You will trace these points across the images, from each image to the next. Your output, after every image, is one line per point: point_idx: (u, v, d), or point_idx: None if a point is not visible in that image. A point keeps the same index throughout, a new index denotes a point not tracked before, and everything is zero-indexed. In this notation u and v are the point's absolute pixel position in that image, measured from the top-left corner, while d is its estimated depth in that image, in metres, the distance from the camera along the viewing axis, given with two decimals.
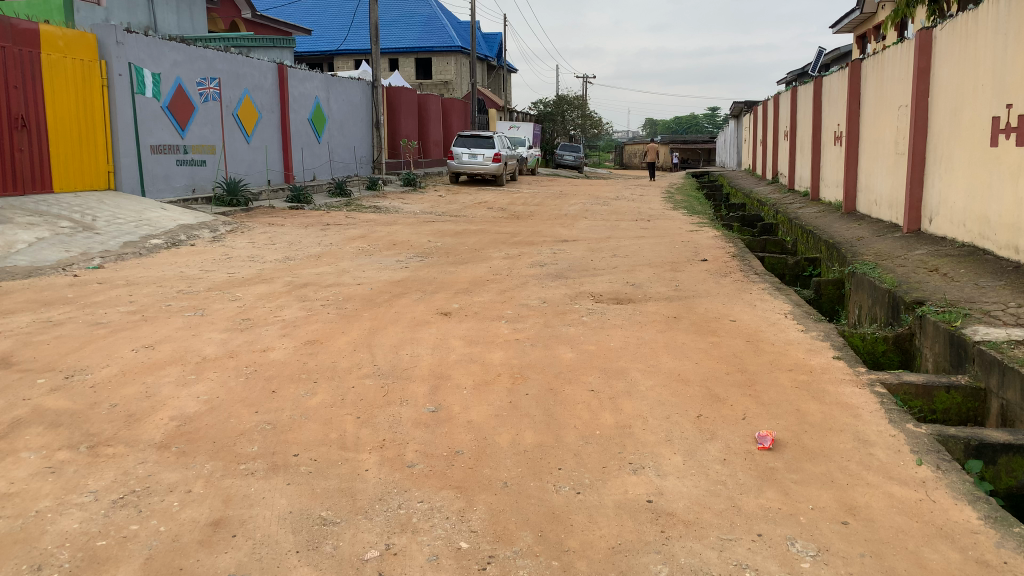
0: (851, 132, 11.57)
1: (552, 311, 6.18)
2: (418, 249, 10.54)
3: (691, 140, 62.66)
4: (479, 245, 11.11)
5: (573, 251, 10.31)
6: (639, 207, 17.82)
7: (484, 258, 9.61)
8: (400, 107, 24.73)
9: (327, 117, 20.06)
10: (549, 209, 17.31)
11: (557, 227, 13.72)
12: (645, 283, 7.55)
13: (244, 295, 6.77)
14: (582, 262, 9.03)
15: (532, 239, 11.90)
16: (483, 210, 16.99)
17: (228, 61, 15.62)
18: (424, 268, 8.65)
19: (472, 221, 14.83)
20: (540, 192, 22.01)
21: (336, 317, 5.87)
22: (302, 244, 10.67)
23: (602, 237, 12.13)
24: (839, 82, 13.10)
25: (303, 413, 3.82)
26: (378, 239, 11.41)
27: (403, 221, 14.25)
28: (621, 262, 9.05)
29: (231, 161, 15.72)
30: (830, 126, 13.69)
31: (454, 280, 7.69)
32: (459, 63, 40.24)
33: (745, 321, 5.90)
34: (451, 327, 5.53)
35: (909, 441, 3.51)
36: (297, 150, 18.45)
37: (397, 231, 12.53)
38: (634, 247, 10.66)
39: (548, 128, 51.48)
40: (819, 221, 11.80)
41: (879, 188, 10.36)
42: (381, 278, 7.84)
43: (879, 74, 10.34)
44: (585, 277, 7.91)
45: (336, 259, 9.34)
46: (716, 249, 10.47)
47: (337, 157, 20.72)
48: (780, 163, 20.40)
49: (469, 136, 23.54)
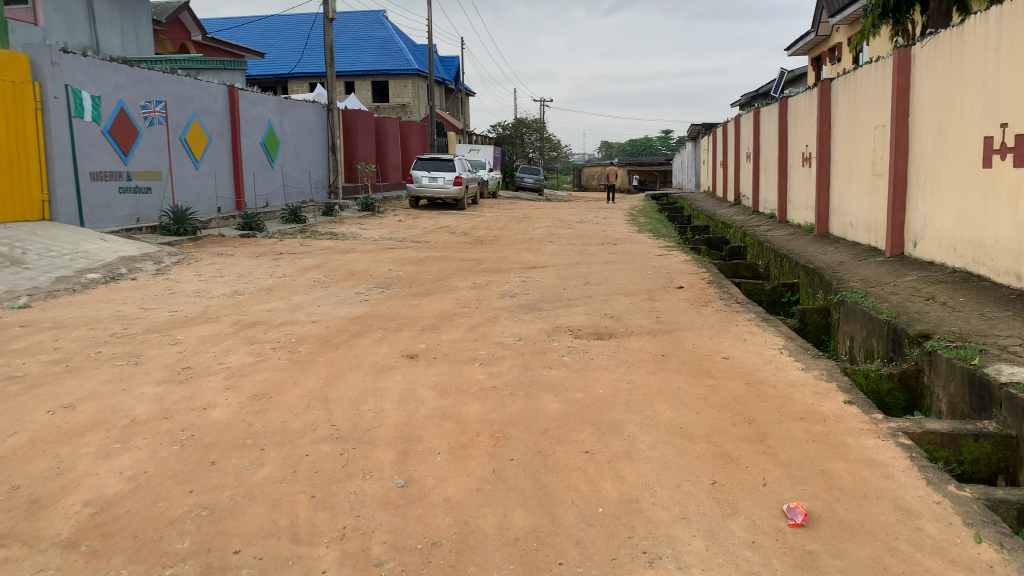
0: (822, 154, 11.33)
1: (530, 350, 5.64)
2: (378, 279, 9.95)
3: (648, 162, 63.09)
4: (442, 273, 10.57)
5: (541, 279, 9.82)
6: (604, 230, 17.45)
7: (449, 289, 9.07)
8: (357, 130, 24.10)
9: (281, 140, 19.35)
10: (513, 233, 16.84)
11: (523, 252, 13.24)
12: (623, 314, 7.07)
13: (186, 338, 6.11)
14: (552, 292, 8.53)
15: (498, 266, 11.40)
16: (445, 235, 16.44)
17: (174, 83, 14.89)
18: (385, 300, 8.07)
19: (434, 247, 14.26)
20: (502, 216, 21.54)
21: (289, 364, 5.26)
22: (254, 276, 9.99)
23: (570, 263, 11.66)
24: (806, 102, 12.90)
25: (247, 491, 3.21)
26: (335, 268, 10.79)
27: (361, 248, 13.64)
28: (594, 291, 8.57)
29: (179, 187, 14.95)
30: (798, 147, 13.49)
31: (418, 314, 7.12)
32: (416, 86, 39.86)
33: (738, 358, 5.43)
34: (419, 373, 4.95)
35: (958, 509, 3.04)
36: (250, 175, 17.73)
37: (356, 259, 11.91)
38: (606, 273, 10.21)
39: (507, 151, 51.28)
40: (791, 244, 11.52)
41: (854, 210, 10.07)
42: (339, 313, 7.24)
43: (853, 95, 10.09)
44: (558, 309, 7.41)
45: (291, 293, 8.71)
46: (691, 274, 10.07)
47: (291, 182, 20.03)
48: (743, 185, 20.29)
49: (429, 159, 23.01)
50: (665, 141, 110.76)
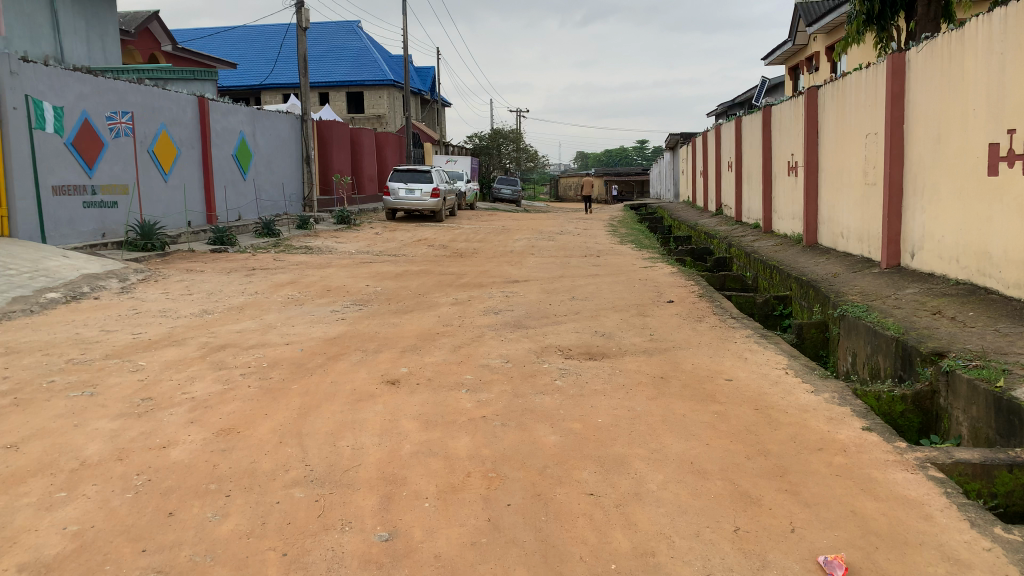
0: (809, 163, 11.12)
1: (519, 373, 5.27)
2: (355, 295, 9.55)
3: (624, 173, 63.26)
4: (422, 289, 10.19)
5: (525, 294, 9.47)
6: (585, 241, 17.18)
7: (429, 305, 8.69)
8: (332, 141, 23.66)
9: (253, 152, 18.88)
10: (493, 246, 16.49)
11: (504, 265, 12.89)
12: (614, 332, 6.73)
13: (149, 364, 5.68)
14: (538, 308, 8.18)
15: (479, 280, 11.04)
16: (423, 248, 16.07)
17: (141, 93, 14.40)
18: (363, 319, 7.68)
19: (412, 261, 13.87)
20: (481, 228, 21.21)
21: (260, 393, 4.85)
22: (224, 294, 9.55)
23: (554, 276, 11.32)
24: (790, 110, 12.71)
25: (208, 549, 2.81)
26: (311, 285, 10.37)
27: (337, 263, 13.23)
28: (581, 306, 8.24)
29: (147, 201, 14.44)
30: (782, 156, 13.30)
31: (399, 334, 6.74)
32: (392, 97, 39.50)
33: (741, 379, 5.11)
34: (402, 401, 4.57)
35: (1012, 556, 2.71)
36: (221, 188, 17.24)
37: (331, 274, 11.50)
38: (592, 287, 9.89)
39: (484, 162, 51.05)
40: (778, 255, 11.29)
41: (845, 220, 9.85)
42: (313, 334, 6.83)
43: (841, 102, 9.88)
44: (546, 327, 7.06)
45: (263, 311, 8.28)
46: (680, 287, 9.78)
47: (265, 194, 19.55)
48: (724, 195, 20.12)
49: (406, 170, 22.62)
50: (641, 152, 111.19)
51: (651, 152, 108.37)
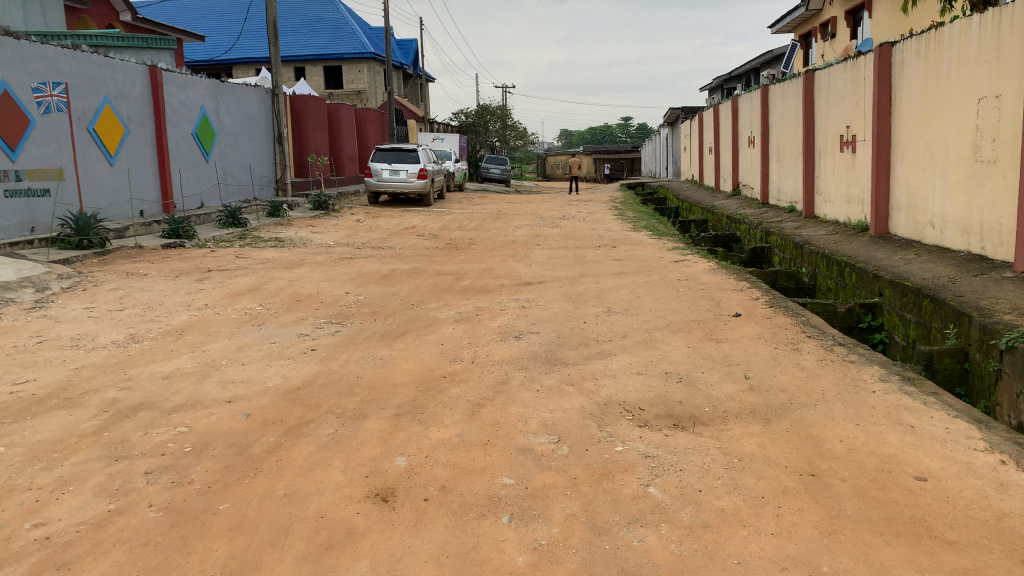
0: (880, 136, 9.23)
1: (584, 466, 3.35)
2: (330, 309, 7.58)
3: (614, 150, 61.31)
4: (414, 297, 8.23)
5: (547, 305, 7.55)
6: (594, 227, 15.30)
7: (427, 324, 6.74)
8: (307, 118, 21.49)
9: (217, 130, 16.74)
10: (491, 235, 14.53)
11: (509, 261, 10.95)
12: (693, 373, 4.82)
13: (8, 450, 3.69)
14: (570, 329, 6.24)
15: (485, 283, 9.11)
16: (412, 239, 14.10)
17: (77, 61, 12.26)
18: (342, 351, 5.73)
19: (401, 255, 11.89)
20: (474, 212, 19.24)
21: (163, 525, 2.90)
22: (166, 308, 7.55)
23: (574, 277, 9.40)
24: (845, 74, 10.80)
25: None
26: (277, 293, 8.38)
27: (312, 260, 11.27)
28: (627, 326, 6.30)
29: (87, 188, 12.34)
30: (833, 128, 11.42)
31: (392, 382, 4.79)
32: (373, 71, 37.16)
33: (940, 476, 3.22)
34: (403, 550, 2.64)
35: None
36: (180, 172, 15.13)
37: (304, 277, 9.51)
38: (627, 295, 7.98)
39: (470, 140, 49.00)
40: (841, 247, 9.46)
41: (938, 206, 7.97)
42: (271, 381, 4.88)
43: (936, 59, 7.97)
44: (593, 364, 5.15)
45: (208, 338, 6.29)
46: (737, 293, 7.90)
47: (233, 178, 17.47)
48: (743, 173, 18.22)
49: (390, 149, 20.51)
50: (629, 128, 109.00)
51: (639, 129, 106.27)
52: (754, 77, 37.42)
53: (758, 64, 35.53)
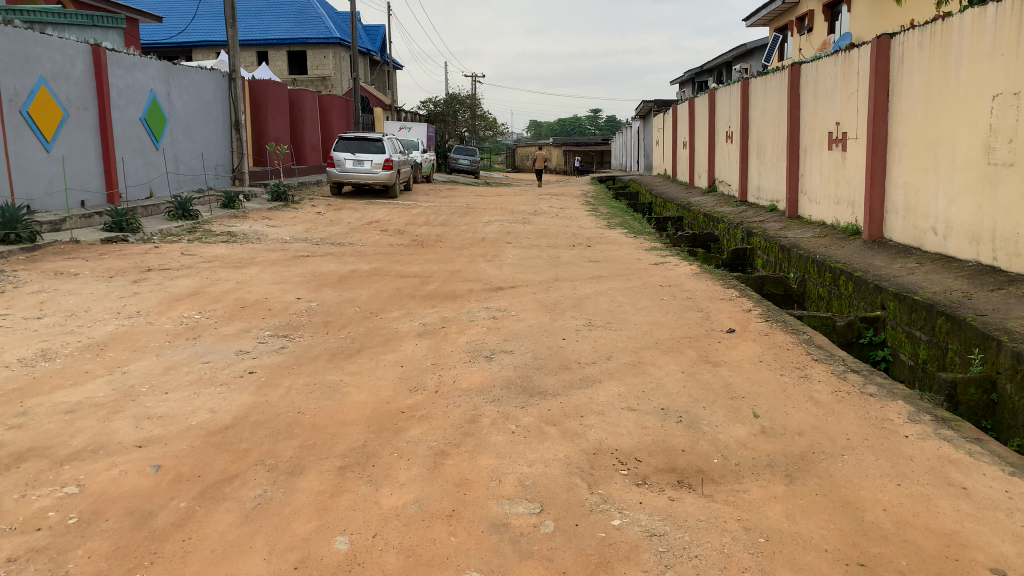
0: (876, 134, 8.65)
1: (576, 553, 2.65)
2: (279, 319, 6.78)
3: (584, 142, 60.76)
4: (374, 304, 7.45)
5: (521, 316, 6.83)
6: (567, 224, 14.64)
7: (386, 339, 5.98)
8: (266, 105, 20.49)
9: (168, 116, 15.71)
10: (459, 231, 13.78)
11: (478, 261, 10.24)
12: (693, 410, 4.14)
13: None
14: (548, 347, 5.52)
15: (452, 288, 8.36)
16: (375, 235, 13.30)
17: (8, 37, 11.22)
18: (285, 375, 4.94)
19: (362, 254, 11.11)
20: (441, 205, 18.46)
21: None
22: (91, 316, 6.67)
23: (548, 282, 8.70)
24: (835, 68, 10.22)
25: None
26: (220, 299, 7.54)
27: (266, 258, 10.44)
28: (612, 344, 5.61)
29: (19, 176, 11.33)
30: (820, 124, 10.85)
31: (339, 421, 4.03)
32: (338, 57, 36.03)
33: (1020, 567, 2.59)
34: None
35: None
36: (126, 159, 14.11)
37: (253, 278, 8.67)
38: (608, 304, 7.29)
39: (439, 130, 48.09)
40: (833, 251, 8.89)
41: (942, 211, 7.40)
42: (194, 417, 4.09)
43: (944, 52, 7.38)
44: (578, 396, 4.44)
45: (132, 356, 5.45)
46: (727, 303, 7.26)
47: (185, 167, 16.47)
48: (719, 169, 17.67)
49: (354, 138, 19.60)
50: (598, 120, 108.64)
51: (608, 121, 105.97)
52: (726, 70, 37.04)
53: (730, 58, 35.11)
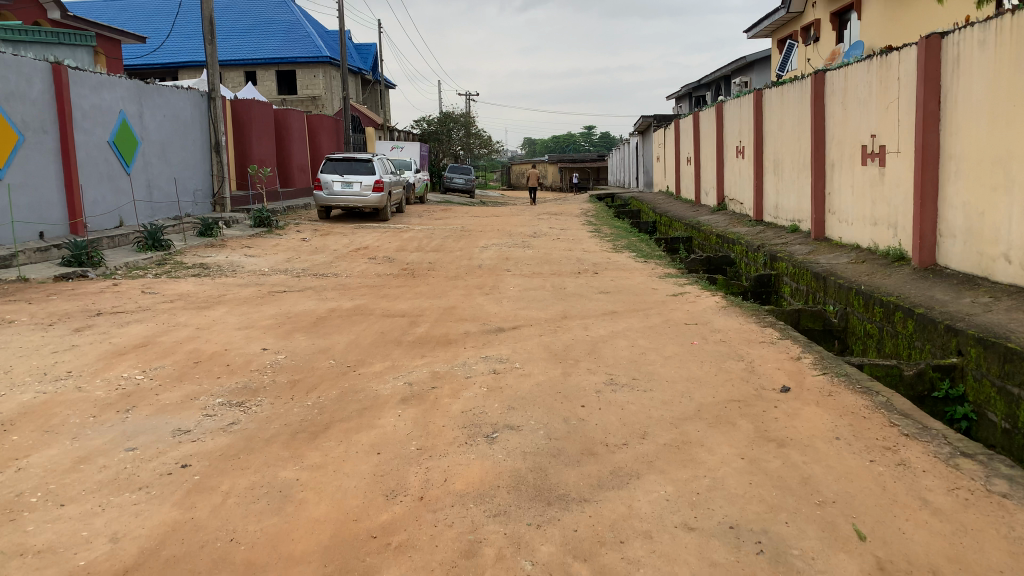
0: (926, 147, 7.59)
1: None
2: (236, 380, 5.65)
3: (579, 158, 59.82)
4: (352, 354, 6.32)
5: (527, 369, 5.70)
6: (570, 248, 13.55)
7: (363, 409, 4.85)
8: (248, 125, 19.44)
9: (139, 138, 14.63)
10: (453, 258, 12.67)
11: (475, 295, 9.12)
12: (772, 531, 3.04)
13: None
14: (565, 419, 4.40)
15: (444, 330, 7.24)
16: (361, 264, 12.19)
17: None
18: (226, 471, 3.81)
19: (345, 287, 10.01)
20: (434, 228, 17.36)
21: None
22: (9, 380, 5.53)
23: (555, 321, 7.59)
24: (867, 74, 9.18)
25: None
26: (172, 351, 6.41)
27: (237, 294, 9.33)
28: (645, 415, 4.49)
29: None
30: (851, 137, 9.81)
31: (286, 560, 2.91)
32: (328, 75, 35.12)
33: None
34: None
35: None
36: (91, 187, 13.01)
37: (216, 323, 7.55)
38: (629, 351, 6.17)
39: (433, 149, 47.13)
40: (879, 281, 7.81)
41: (1018, 235, 6.32)
42: (85, 554, 2.96)
43: (1015, 52, 6.33)
44: (611, 505, 3.33)
45: (38, 440, 4.31)
46: (770, 348, 6.16)
47: (159, 194, 15.40)
48: (730, 186, 16.62)
49: (342, 159, 18.52)
50: (593, 136, 108.05)
51: (603, 137, 105.38)
52: (725, 84, 36.11)
53: (728, 72, 34.20)
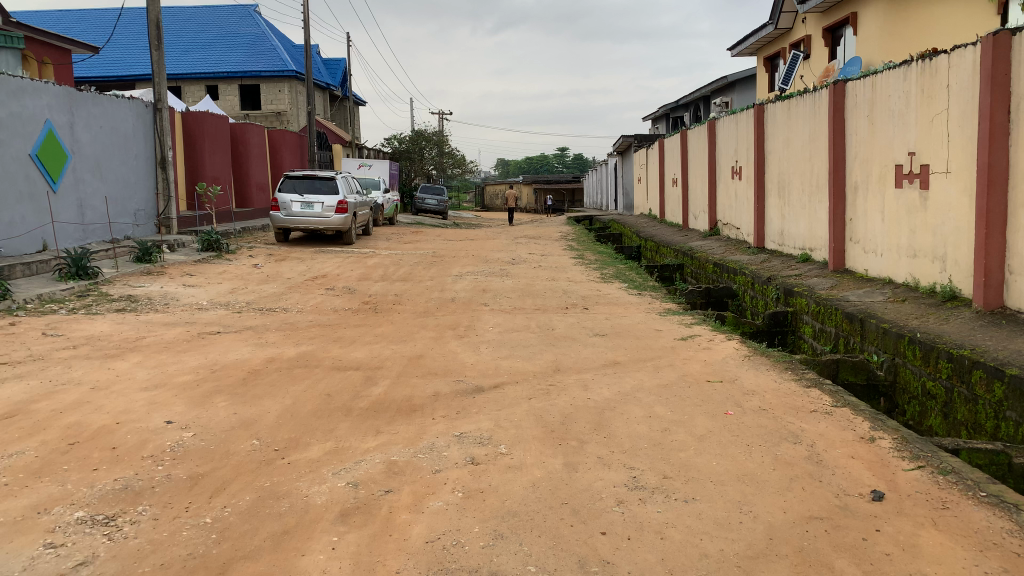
0: (993, 166, 6.32)
1: None
2: (117, 475, 4.12)
3: (554, 179, 58.78)
4: (284, 432, 4.82)
5: (516, 459, 4.24)
6: (553, 277, 12.17)
7: (284, 535, 3.37)
8: (201, 140, 17.88)
9: (69, 152, 13.00)
10: (423, 289, 11.21)
11: (447, 339, 7.65)
12: None
13: None
14: (581, 564, 2.96)
15: (407, 389, 5.76)
16: (318, 296, 10.68)
17: None
18: None
19: (295, 326, 8.50)
20: (403, 254, 15.88)
21: None
22: None
23: (546, 377, 6.15)
24: (904, 83, 7.91)
25: None
26: (43, 426, 4.84)
27: (161, 336, 7.77)
28: (697, 553, 3.06)
29: None
30: (880, 155, 8.53)
31: None
32: (294, 91, 33.66)
33: None
34: None
35: None
36: (8, 206, 11.35)
37: (119, 380, 5.98)
38: (648, 428, 4.73)
39: (404, 168, 45.66)
40: (937, 326, 6.47)
41: None
42: None
43: None
44: None
45: None
46: (829, 425, 4.76)
47: (93, 214, 13.73)
48: (724, 210, 15.37)
49: (303, 177, 17.01)
50: (567, 158, 107.32)
51: (577, 159, 104.89)
52: (704, 104, 35.15)
53: (708, 93, 33.26)
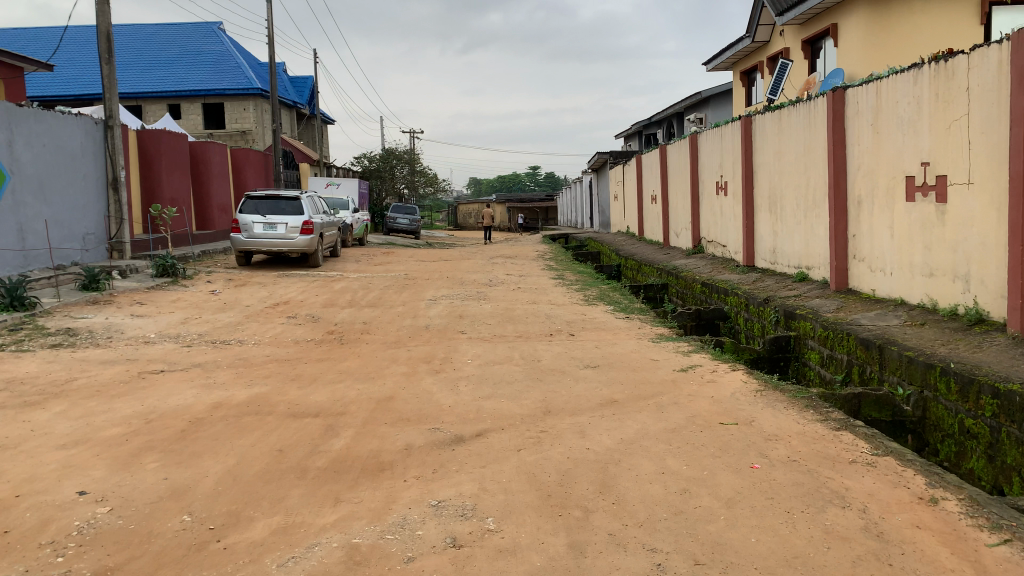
0: None
1: None
2: None
3: (527, 198, 58.21)
4: (223, 504, 3.95)
5: (509, 540, 3.43)
6: (534, 301, 11.38)
7: None
8: (157, 160, 16.91)
9: (8, 172, 12.02)
10: (394, 316, 10.37)
11: (421, 375, 6.81)
12: None
13: None
14: None
15: (375, 442, 4.91)
16: (279, 325, 9.78)
17: None
18: None
19: (250, 362, 7.61)
20: (373, 276, 15.02)
21: None
22: None
23: (535, 422, 5.34)
24: (914, 88, 7.30)
25: None
26: None
27: (94, 377, 6.84)
28: None
29: None
30: (888, 166, 7.90)
31: None
32: (260, 110, 32.76)
33: None
34: None
35: None
36: None
37: (32, 436, 5.06)
38: (665, 490, 3.95)
39: (375, 187, 44.78)
40: (969, 353, 5.79)
41: None
42: None
43: None
44: None
45: None
46: (878, 481, 4.01)
47: (35, 238, 12.73)
48: (709, 226, 14.73)
49: (266, 197, 16.10)
50: (538, 176, 107.05)
51: (549, 177, 104.75)
52: (677, 121, 34.81)
53: (681, 109, 32.91)
